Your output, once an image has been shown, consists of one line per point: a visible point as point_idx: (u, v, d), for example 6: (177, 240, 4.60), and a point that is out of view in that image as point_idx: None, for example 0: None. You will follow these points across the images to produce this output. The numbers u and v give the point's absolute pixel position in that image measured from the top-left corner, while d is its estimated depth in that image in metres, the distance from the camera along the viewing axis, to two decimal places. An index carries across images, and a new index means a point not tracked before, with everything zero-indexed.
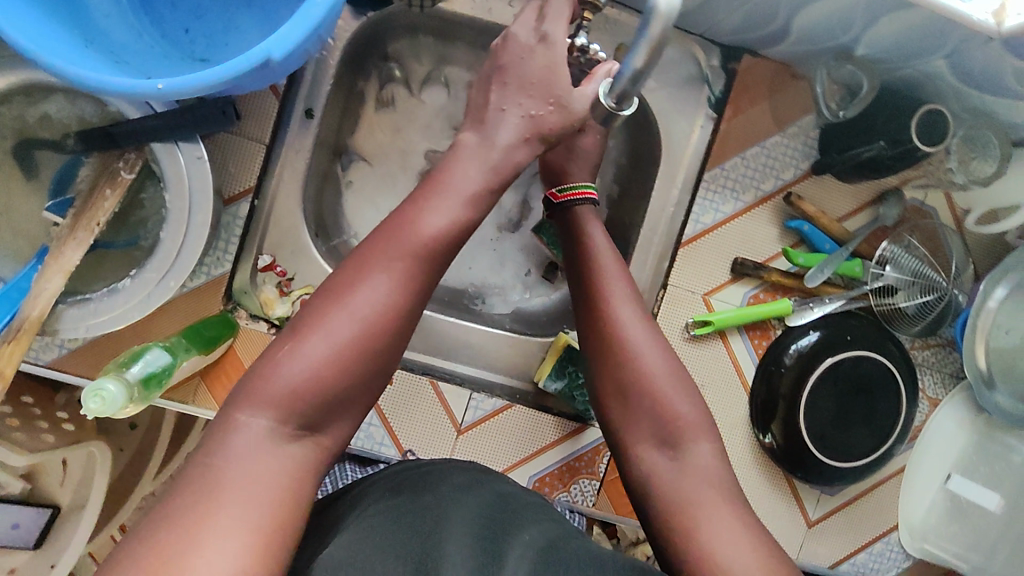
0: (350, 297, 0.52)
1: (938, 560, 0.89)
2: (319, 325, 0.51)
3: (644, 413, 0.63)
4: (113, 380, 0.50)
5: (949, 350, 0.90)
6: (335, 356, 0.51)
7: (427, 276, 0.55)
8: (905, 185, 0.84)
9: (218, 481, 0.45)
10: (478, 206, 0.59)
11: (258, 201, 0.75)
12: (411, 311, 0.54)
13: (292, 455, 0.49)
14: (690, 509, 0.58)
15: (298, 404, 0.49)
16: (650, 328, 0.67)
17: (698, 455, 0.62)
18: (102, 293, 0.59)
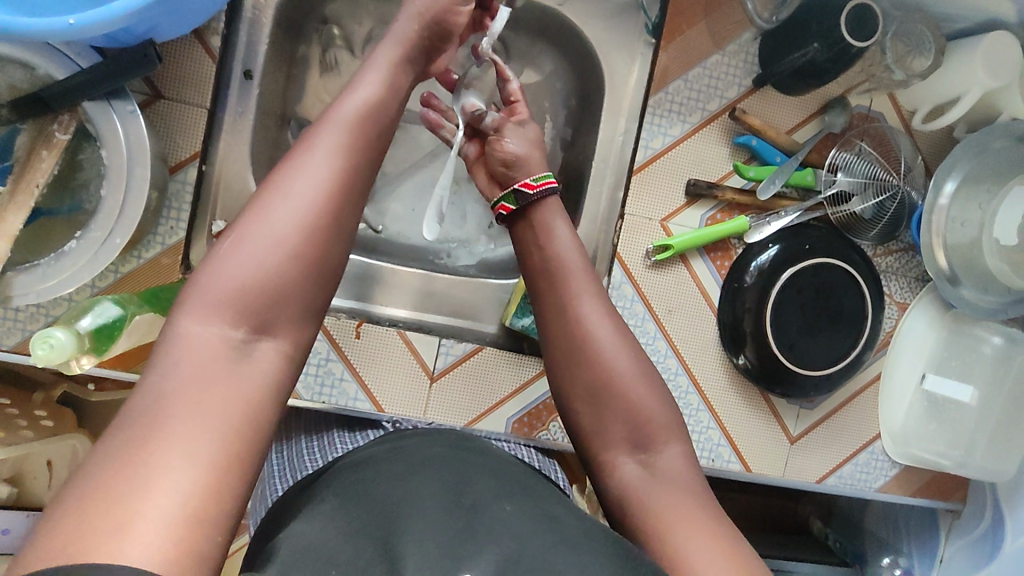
0: (289, 189, 0.54)
1: (925, 462, 0.90)
2: (262, 219, 0.53)
3: (612, 414, 0.62)
4: (61, 328, 0.52)
5: (911, 253, 0.91)
6: (281, 249, 0.52)
7: (357, 169, 0.58)
8: (849, 93, 0.86)
9: (172, 395, 0.45)
10: (377, 114, 0.61)
11: (206, 166, 0.76)
12: (346, 204, 0.56)
13: (244, 362, 0.49)
14: (660, 511, 0.57)
15: (245, 306, 0.51)
16: (617, 327, 0.65)
17: (667, 462, 0.61)
18: (50, 257, 0.60)
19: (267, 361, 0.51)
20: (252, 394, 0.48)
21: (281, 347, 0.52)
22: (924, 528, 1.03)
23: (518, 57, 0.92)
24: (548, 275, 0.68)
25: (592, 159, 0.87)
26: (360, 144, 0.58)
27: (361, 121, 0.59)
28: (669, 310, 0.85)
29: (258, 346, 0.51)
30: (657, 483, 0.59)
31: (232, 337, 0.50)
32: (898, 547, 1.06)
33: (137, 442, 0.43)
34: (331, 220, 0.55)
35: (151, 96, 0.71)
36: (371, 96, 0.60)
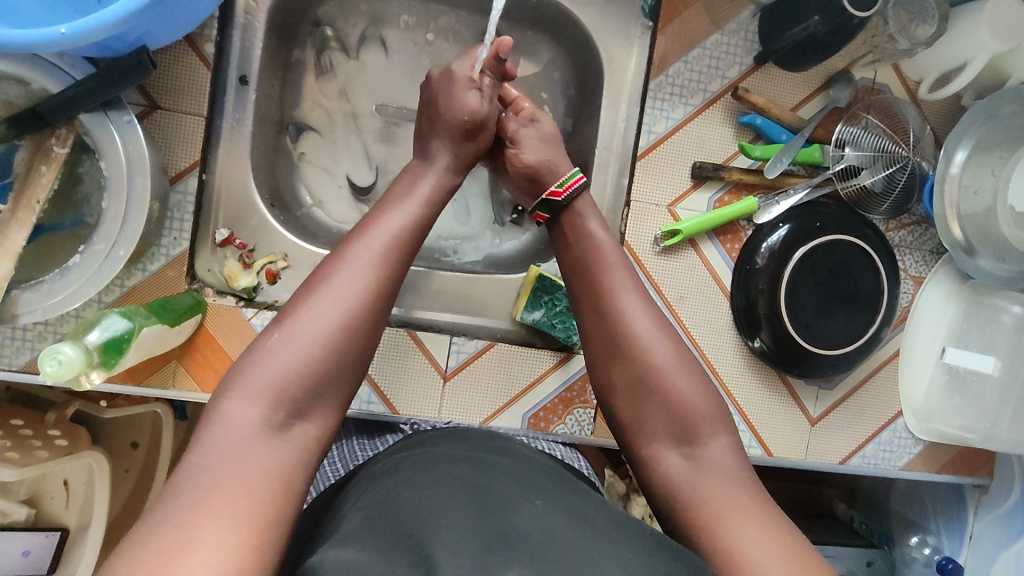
0: (333, 285, 0.55)
1: (948, 436, 0.88)
2: (305, 311, 0.53)
3: (658, 402, 0.61)
4: (69, 343, 0.50)
5: (925, 226, 0.90)
6: (322, 341, 0.52)
7: (399, 273, 0.59)
8: (854, 66, 0.85)
9: (210, 473, 0.45)
10: (428, 208, 0.66)
11: (206, 175, 0.75)
12: (386, 301, 0.57)
13: (282, 444, 0.49)
14: (712, 505, 0.54)
15: (284, 395, 0.50)
16: (654, 314, 0.64)
17: (713, 455, 0.58)
18: (54, 274, 0.59)
19: (301, 446, 0.50)
20: (289, 477, 0.47)
21: (314, 436, 0.51)
22: (950, 505, 1.01)
23: (514, 49, 0.91)
24: (585, 271, 0.68)
25: (595, 146, 0.86)
26: (400, 249, 0.60)
27: (402, 232, 0.61)
28: (681, 296, 0.84)
29: (294, 433, 0.50)
30: (705, 474, 0.57)
31: (270, 421, 0.49)
32: (925, 526, 1.04)
33: (182, 509, 0.42)
34: (371, 320, 0.56)
35: (148, 107, 0.70)
36: (414, 209, 0.64)
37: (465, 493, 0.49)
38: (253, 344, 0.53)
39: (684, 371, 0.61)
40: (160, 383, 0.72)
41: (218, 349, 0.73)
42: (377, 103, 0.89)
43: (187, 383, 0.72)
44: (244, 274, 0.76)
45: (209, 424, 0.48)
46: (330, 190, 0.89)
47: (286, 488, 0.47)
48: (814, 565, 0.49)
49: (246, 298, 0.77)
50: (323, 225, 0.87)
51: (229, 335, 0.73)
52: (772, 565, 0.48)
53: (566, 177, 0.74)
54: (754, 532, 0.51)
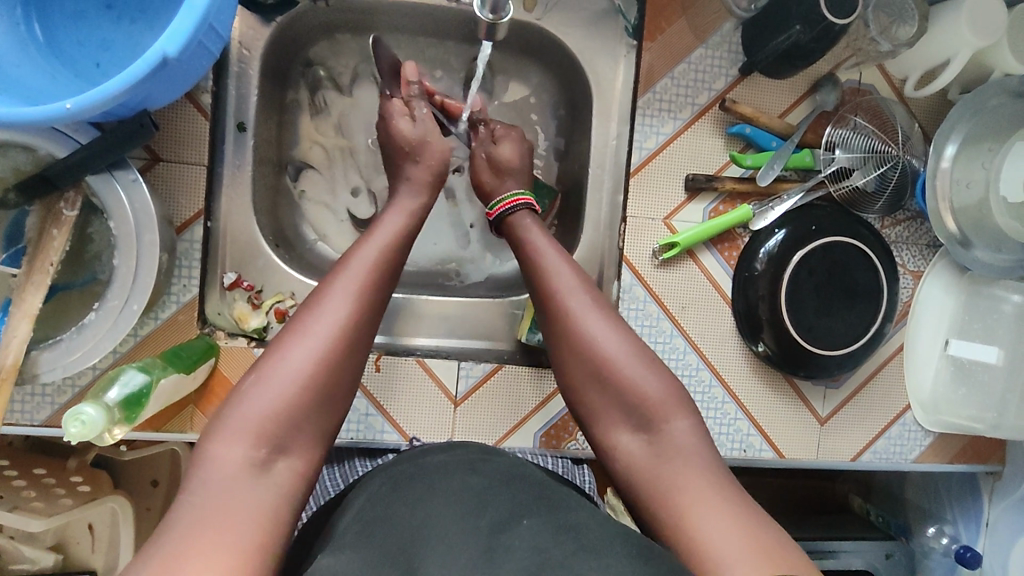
0: (309, 325, 0.58)
1: (958, 427, 0.89)
2: (284, 353, 0.56)
3: (617, 397, 0.63)
4: (90, 404, 0.51)
5: (919, 221, 0.90)
6: (300, 380, 0.56)
7: (373, 304, 0.62)
8: (838, 69, 0.86)
9: (195, 511, 0.48)
10: (402, 241, 0.68)
11: (212, 222, 0.77)
12: (361, 333, 0.60)
13: (266, 480, 0.52)
14: (677, 492, 0.56)
15: (266, 432, 0.53)
16: (606, 312, 0.67)
17: (674, 437, 0.60)
18: (71, 332, 0.60)
19: (284, 479, 0.53)
20: (272, 511, 0.50)
21: (299, 468, 0.54)
22: (965, 493, 1.02)
23: (503, 74, 0.92)
24: (537, 279, 0.70)
25: (588, 165, 0.88)
26: (374, 278, 0.63)
27: (373, 265, 0.63)
28: (683, 307, 0.85)
29: (277, 468, 0.53)
30: (665, 460, 0.59)
31: (253, 456, 0.52)
32: (942, 516, 1.05)
33: (169, 547, 0.45)
34: (347, 354, 0.59)
35: (150, 159, 0.72)
36: (387, 236, 0.67)
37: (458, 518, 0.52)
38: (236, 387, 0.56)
39: (635, 360, 0.64)
40: (179, 427, 0.74)
41: (232, 389, 0.75)
42: (373, 137, 0.91)
43: (205, 425, 0.74)
44: (254, 315, 0.78)
45: (195, 467, 0.51)
46: (332, 224, 0.90)
47: (271, 519, 0.50)
48: (784, 550, 0.49)
49: (257, 338, 0.78)
50: (327, 259, 0.89)
51: (243, 376, 0.74)
52: (734, 555, 0.49)
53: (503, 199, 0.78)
54: (717, 521, 0.52)
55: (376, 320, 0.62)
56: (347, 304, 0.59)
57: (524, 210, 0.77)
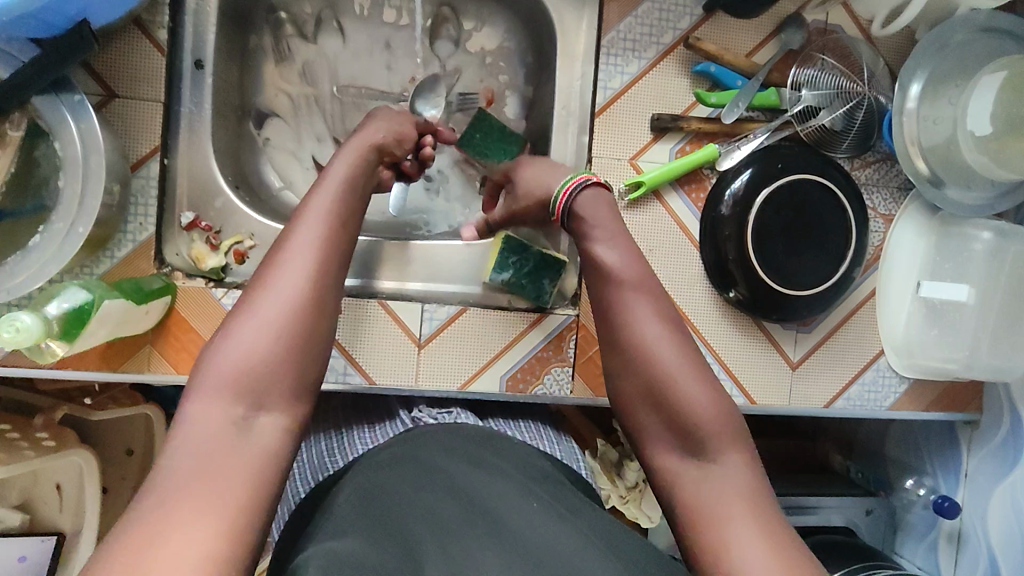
0: (277, 278, 0.56)
1: (931, 370, 0.88)
2: (252, 306, 0.54)
3: (669, 414, 0.60)
4: (26, 311, 0.51)
5: (889, 163, 0.90)
6: (270, 331, 0.53)
7: (338, 252, 0.60)
8: (804, 9, 0.86)
9: (180, 472, 0.46)
10: (356, 185, 0.66)
11: (168, 160, 0.76)
12: (330, 281, 0.58)
13: (252, 439, 0.50)
14: (720, 517, 0.54)
15: (245, 388, 0.51)
16: (670, 326, 0.64)
17: (725, 467, 0.57)
18: (15, 256, 0.59)
19: (268, 437, 0.51)
20: (261, 469, 0.49)
21: (281, 424, 0.52)
22: (944, 445, 1.00)
23: (470, 22, 0.92)
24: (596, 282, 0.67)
25: (554, 107, 0.87)
26: (337, 226, 0.61)
27: (334, 213, 0.61)
28: (650, 250, 0.84)
29: (259, 424, 0.51)
30: (714, 486, 0.56)
31: (232, 414, 0.50)
32: (921, 469, 1.03)
33: (150, 513, 0.44)
34: (317, 305, 0.56)
35: (105, 96, 0.71)
36: (343, 183, 0.65)
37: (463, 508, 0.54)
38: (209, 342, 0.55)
39: (695, 379, 0.61)
40: (137, 368, 0.73)
41: (191, 331, 0.74)
42: (339, 85, 0.91)
43: (163, 365, 0.73)
44: (212, 256, 0.76)
45: (176, 426, 0.50)
46: (298, 173, 0.90)
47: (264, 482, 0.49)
48: None
49: (216, 279, 0.76)
50: (292, 206, 0.88)
51: (201, 314, 0.74)
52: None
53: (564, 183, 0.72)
54: (755, 554, 0.50)
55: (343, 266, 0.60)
56: (313, 253, 0.57)
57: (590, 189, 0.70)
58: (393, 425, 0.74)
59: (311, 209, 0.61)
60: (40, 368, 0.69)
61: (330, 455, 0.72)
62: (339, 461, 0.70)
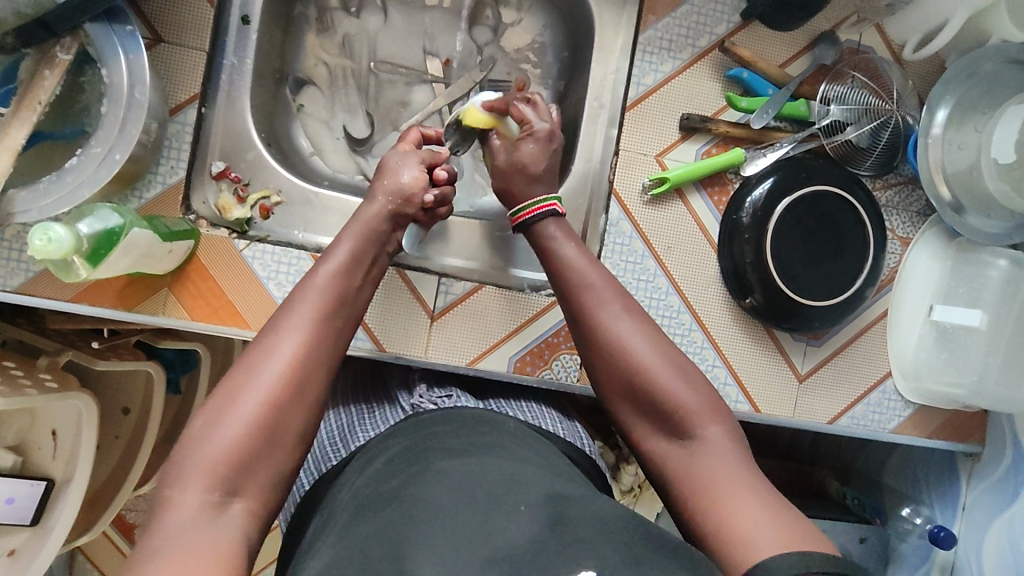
0: (261, 364, 0.55)
1: (937, 394, 0.87)
2: (235, 393, 0.54)
3: (649, 403, 0.61)
4: (62, 224, 0.53)
5: (912, 187, 0.90)
6: (250, 422, 0.53)
7: (332, 333, 0.60)
8: (838, 28, 0.88)
9: (152, 561, 0.46)
10: (358, 262, 0.65)
11: (206, 109, 0.78)
12: (319, 361, 0.58)
13: (224, 523, 0.50)
14: (713, 486, 0.55)
15: (222, 471, 0.51)
16: (637, 321, 0.65)
17: (711, 442, 0.58)
18: (50, 177, 0.62)
19: (240, 522, 0.51)
20: (236, 549, 0.49)
21: (254, 510, 0.52)
22: (943, 476, 0.99)
23: (510, 13, 0.95)
24: (561, 289, 0.68)
25: (586, 98, 0.88)
26: (335, 306, 0.61)
27: (332, 289, 0.61)
28: (669, 246, 0.84)
29: (232, 509, 0.51)
30: (698, 463, 0.57)
31: (208, 500, 0.50)
32: (918, 498, 1.02)
33: None
34: (301, 393, 0.56)
35: (152, 39, 0.73)
36: (342, 259, 0.64)
37: (455, 491, 0.51)
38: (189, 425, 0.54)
39: (670, 367, 0.61)
40: (152, 312, 0.73)
41: (209, 279, 0.74)
42: (375, 61, 0.93)
43: (177, 311, 0.74)
44: (237, 207, 0.78)
45: (154, 515, 0.50)
46: (328, 142, 0.92)
47: (239, 560, 0.48)
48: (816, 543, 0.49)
49: (238, 230, 0.78)
50: (318, 170, 0.89)
51: (221, 263, 0.74)
52: (763, 537, 0.50)
53: (530, 203, 0.73)
54: (744, 513, 0.52)
55: (335, 351, 0.60)
56: (304, 335, 0.57)
57: (550, 217, 0.72)
58: (394, 411, 0.73)
59: (303, 292, 0.60)
60: (58, 300, 0.70)
61: (332, 446, 0.71)
62: (340, 452, 0.69)
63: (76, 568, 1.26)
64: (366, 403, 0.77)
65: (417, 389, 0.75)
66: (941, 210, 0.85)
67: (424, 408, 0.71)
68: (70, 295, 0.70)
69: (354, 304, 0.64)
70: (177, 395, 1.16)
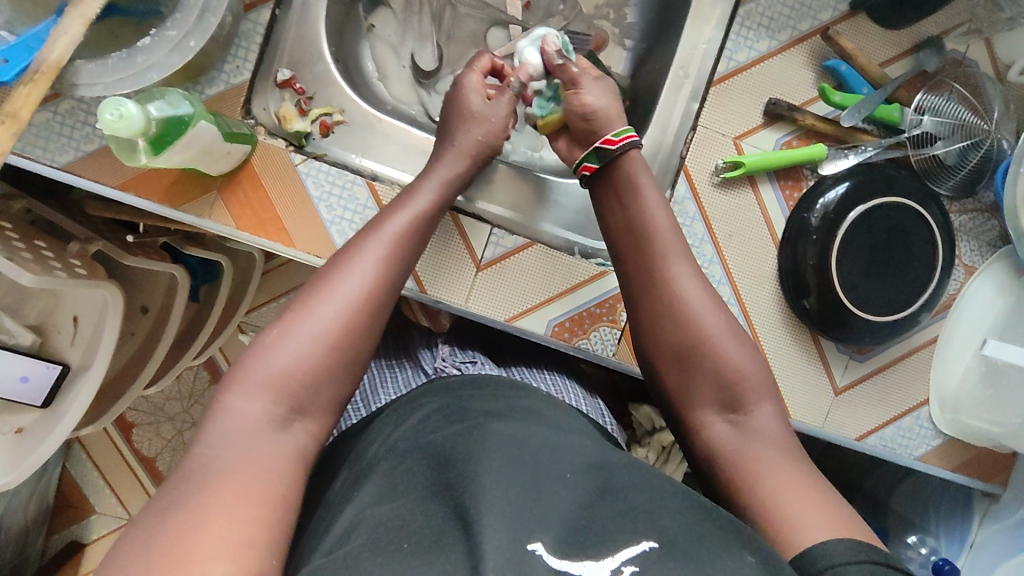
0: (337, 288, 0.54)
1: (974, 432, 0.85)
2: (311, 309, 0.53)
3: (705, 373, 0.58)
4: (135, 102, 0.51)
5: (989, 215, 0.86)
6: (321, 343, 0.52)
7: (400, 269, 0.58)
8: (946, 35, 0.83)
9: (214, 463, 0.45)
10: (432, 205, 0.64)
11: (279, 12, 0.74)
12: (388, 297, 0.56)
13: (283, 442, 0.49)
14: (762, 465, 0.52)
15: (287, 390, 0.50)
16: (705, 286, 0.62)
17: (760, 421, 0.56)
18: (120, 54, 0.59)
19: (299, 444, 0.50)
20: (298, 468, 0.48)
21: (315, 432, 0.51)
22: (955, 511, 0.98)
23: None
24: (630, 235, 0.65)
25: (671, 65, 0.84)
26: (406, 246, 0.60)
27: (407, 232, 0.60)
28: (729, 235, 0.81)
29: (294, 429, 0.50)
30: (748, 440, 0.55)
31: (272, 413, 0.49)
32: (925, 527, 1.01)
33: (198, 497, 0.43)
34: (368, 324, 0.55)
35: None
36: (420, 204, 0.63)
37: (504, 452, 0.49)
38: (256, 338, 0.53)
39: (733, 338, 0.59)
40: (197, 213, 0.71)
41: (259, 189, 0.71)
42: None
43: (224, 217, 0.71)
44: (298, 119, 0.75)
45: (212, 414, 0.49)
46: (395, 69, 0.89)
47: (300, 479, 0.48)
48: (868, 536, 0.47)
49: (295, 144, 0.75)
50: (380, 97, 0.86)
51: (275, 175, 0.72)
52: (814, 521, 0.47)
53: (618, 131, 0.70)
54: (786, 488, 0.50)
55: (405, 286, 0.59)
56: (378, 268, 0.56)
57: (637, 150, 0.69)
58: (416, 371, 0.75)
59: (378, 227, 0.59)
60: (105, 185, 0.68)
61: (355, 404, 0.72)
62: (361, 411, 0.70)
63: (73, 457, 1.27)
64: (395, 363, 0.78)
65: (439, 352, 0.77)
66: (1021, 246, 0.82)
67: (447, 372, 0.72)
68: (117, 180, 0.68)
69: (423, 248, 0.62)
70: (196, 303, 1.14)
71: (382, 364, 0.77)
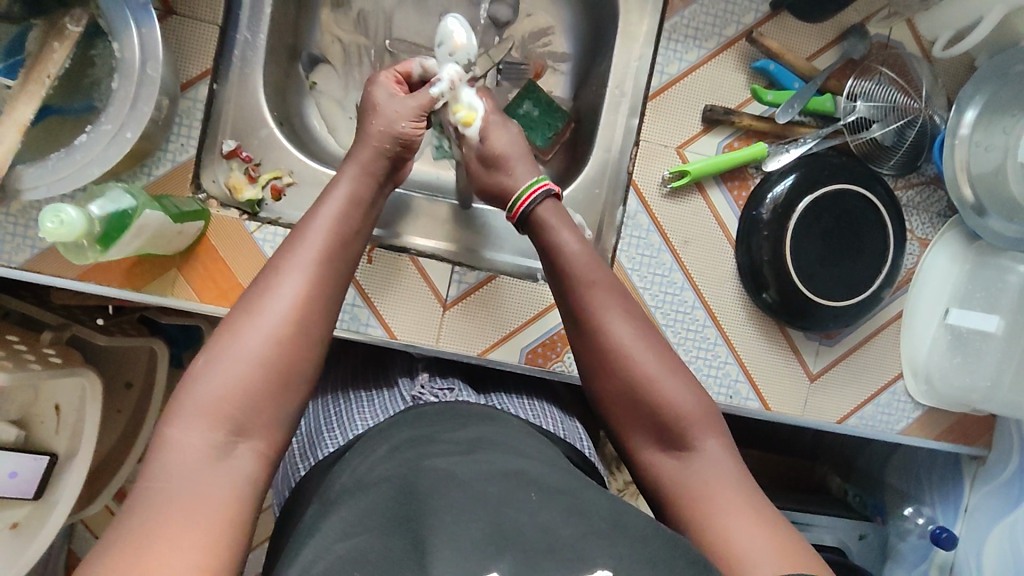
0: (265, 304, 0.55)
1: (949, 400, 0.87)
2: (235, 338, 0.53)
3: (647, 413, 0.61)
4: (74, 206, 0.54)
5: (934, 187, 0.89)
6: (256, 358, 0.52)
7: (333, 274, 0.59)
8: (869, 21, 0.86)
9: (158, 506, 0.45)
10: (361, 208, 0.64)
11: (217, 86, 0.76)
12: (319, 304, 0.56)
13: (229, 470, 0.49)
14: (711, 500, 0.55)
15: (224, 415, 0.50)
16: (641, 326, 0.64)
17: (707, 455, 0.59)
18: (60, 154, 0.62)
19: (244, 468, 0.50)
20: (243, 497, 0.48)
21: (262, 450, 0.51)
22: (946, 477, 0.99)
23: None
24: (562, 285, 0.66)
25: (607, 86, 0.87)
26: (336, 251, 0.60)
27: (333, 235, 0.60)
28: (686, 241, 0.83)
29: (237, 452, 0.50)
30: (696, 474, 0.58)
31: (212, 440, 0.49)
32: (919, 498, 1.02)
33: (132, 546, 0.42)
34: (304, 333, 0.55)
35: (163, 11, 0.71)
36: (346, 204, 0.63)
37: (464, 494, 0.49)
38: (187, 372, 0.53)
39: (669, 372, 0.62)
40: (160, 292, 0.72)
41: (218, 260, 0.72)
42: (391, 39, 0.91)
43: (186, 292, 0.72)
44: (249, 187, 0.77)
45: (157, 452, 0.48)
46: (343, 121, 0.90)
47: (246, 512, 0.48)
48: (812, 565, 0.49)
49: (249, 211, 0.76)
50: (331, 151, 0.88)
51: (232, 246, 0.72)
52: (760, 558, 0.50)
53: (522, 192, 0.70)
54: (735, 524, 0.52)
55: (339, 291, 0.59)
56: (303, 277, 0.56)
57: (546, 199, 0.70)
58: (394, 398, 0.72)
59: (302, 235, 0.59)
60: (63, 278, 0.68)
61: (329, 431, 0.69)
62: (337, 439, 0.67)
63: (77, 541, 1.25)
64: (364, 388, 0.76)
65: (417, 378, 0.74)
66: (962, 212, 0.85)
67: (425, 400, 0.70)
68: (75, 273, 0.69)
69: (355, 251, 0.62)
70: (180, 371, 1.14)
71: (347, 393, 0.75)
